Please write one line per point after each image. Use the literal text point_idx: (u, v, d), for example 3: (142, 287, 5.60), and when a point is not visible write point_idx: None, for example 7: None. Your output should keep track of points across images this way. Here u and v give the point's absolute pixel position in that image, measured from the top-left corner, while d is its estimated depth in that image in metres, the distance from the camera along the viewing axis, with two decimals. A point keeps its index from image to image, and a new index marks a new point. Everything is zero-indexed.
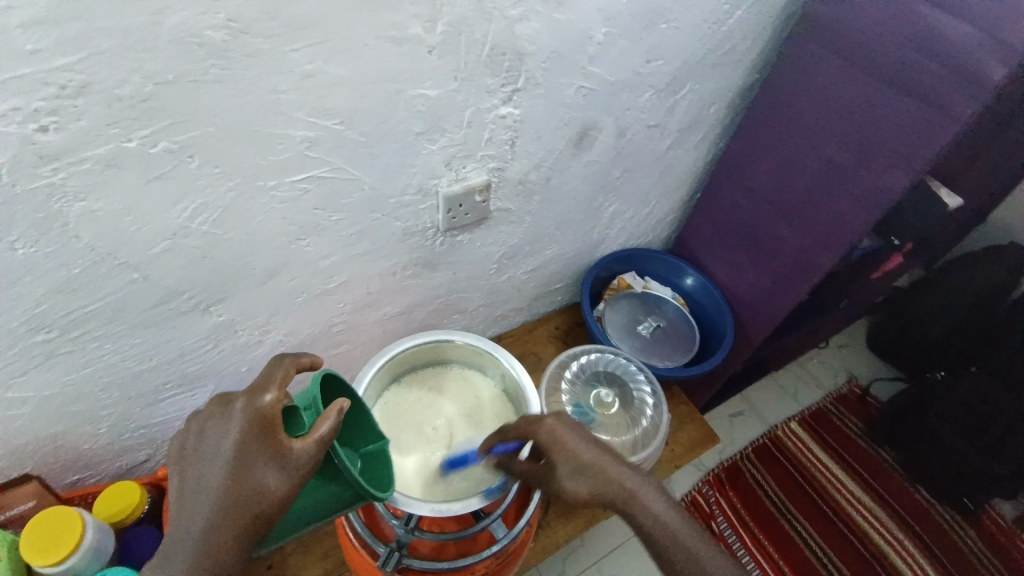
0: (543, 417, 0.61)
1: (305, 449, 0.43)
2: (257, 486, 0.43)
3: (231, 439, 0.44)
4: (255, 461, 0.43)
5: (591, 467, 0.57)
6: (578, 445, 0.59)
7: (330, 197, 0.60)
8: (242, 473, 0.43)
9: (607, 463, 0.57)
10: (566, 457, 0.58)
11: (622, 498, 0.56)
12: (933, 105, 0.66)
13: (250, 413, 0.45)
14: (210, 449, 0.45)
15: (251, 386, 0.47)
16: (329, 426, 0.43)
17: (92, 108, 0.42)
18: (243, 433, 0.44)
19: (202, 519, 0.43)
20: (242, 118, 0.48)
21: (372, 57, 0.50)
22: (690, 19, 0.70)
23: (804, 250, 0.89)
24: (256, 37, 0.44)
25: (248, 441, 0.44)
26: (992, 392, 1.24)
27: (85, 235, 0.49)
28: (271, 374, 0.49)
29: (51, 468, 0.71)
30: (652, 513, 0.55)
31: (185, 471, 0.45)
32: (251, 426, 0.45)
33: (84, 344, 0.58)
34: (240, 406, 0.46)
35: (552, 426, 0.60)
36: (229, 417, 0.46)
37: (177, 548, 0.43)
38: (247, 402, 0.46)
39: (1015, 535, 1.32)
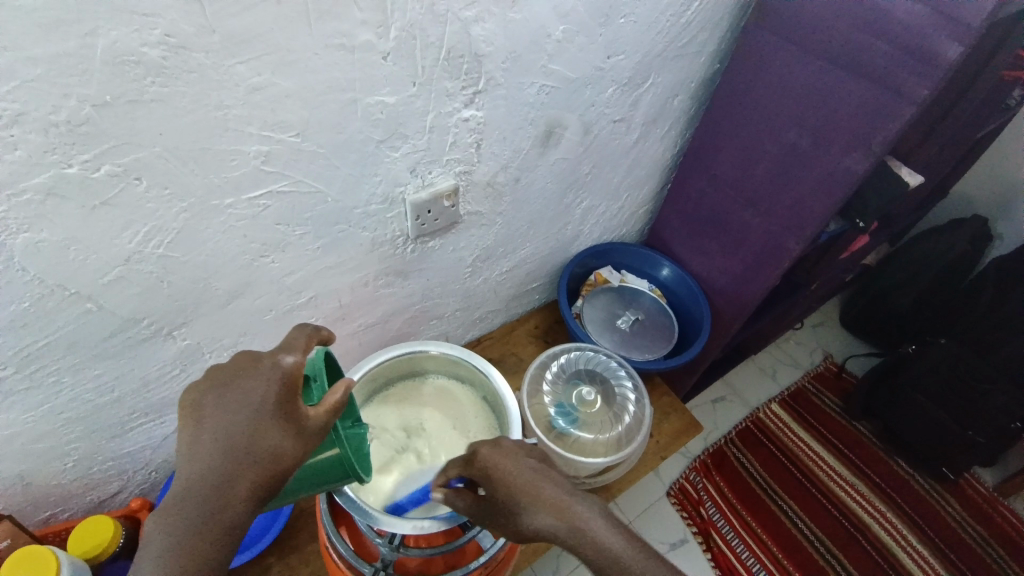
0: (478, 447, 0.56)
1: (318, 417, 0.46)
2: (283, 439, 0.45)
3: (258, 398, 0.46)
4: (285, 420, 0.45)
5: (531, 494, 0.51)
6: (513, 474, 0.53)
7: (291, 211, 0.58)
8: (267, 430, 0.45)
9: (548, 488, 0.52)
10: (505, 487, 0.52)
11: (567, 525, 0.50)
12: (886, 88, 0.68)
13: (279, 375, 0.47)
14: (233, 401, 0.46)
15: (278, 349, 0.49)
16: (342, 394, 0.47)
17: (27, 137, 0.40)
18: (270, 391, 0.46)
19: (222, 467, 0.44)
20: (189, 138, 0.46)
21: (322, 67, 0.49)
22: (648, 13, 0.70)
23: (771, 236, 0.90)
24: (197, 51, 0.42)
25: (277, 401, 0.46)
26: (961, 357, 1.24)
27: (33, 268, 0.46)
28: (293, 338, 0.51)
29: (17, 508, 0.68)
30: (598, 541, 0.49)
31: (199, 421, 0.45)
32: (278, 385, 0.46)
33: (41, 380, 0.55)
34: (267, 368, 0.47)
35: (485, 456, 0.55)
36: (257, 373, 0.47)
37: (189, 494, 0.43)
38: (275, 363, 0.48)
39: (990, 498, 1.37)
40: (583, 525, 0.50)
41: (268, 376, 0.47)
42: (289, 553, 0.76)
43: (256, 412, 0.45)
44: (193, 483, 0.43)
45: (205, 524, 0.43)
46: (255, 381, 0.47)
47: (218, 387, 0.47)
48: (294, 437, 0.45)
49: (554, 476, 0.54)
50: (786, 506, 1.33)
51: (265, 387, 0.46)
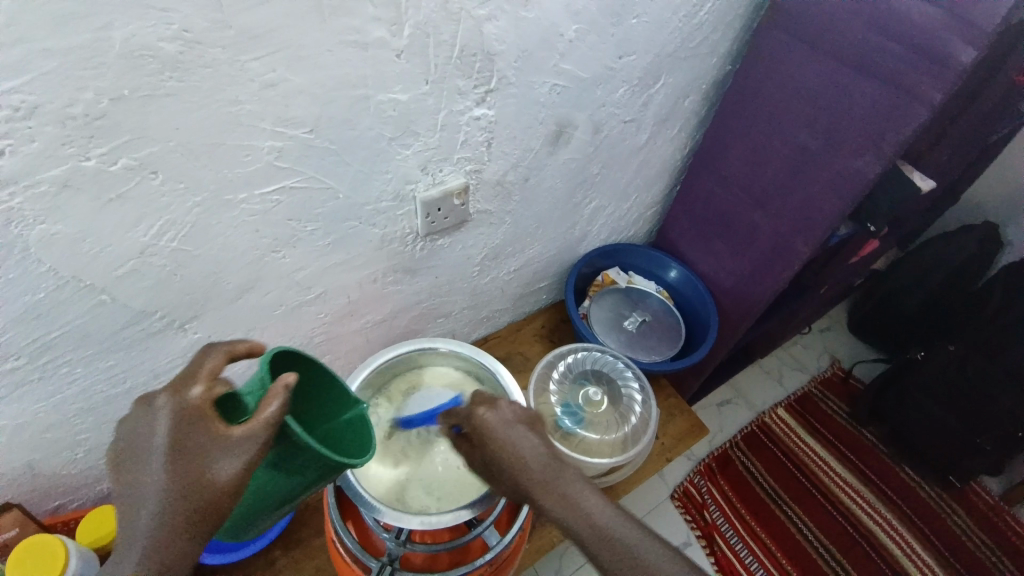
0: (476, 407, 0.56)
1: (252, 436, 0.39)
2: (200, 474, 0.41)
3: (162, 433, 0.42)
4: (193, 451, 0.41)
5: (519, 465, 0.53)
6: (507, 439, 0.54)
7: (302, 207, 0.58)
8: (180, 469, 0.41)
9: (537, 461, 0.53)
10: (496, 452, 0.54)
11: (552, 496, 0.52)
12: (900, 90, 0.67)
13: (177, 405, 0.42)
14: (144, 445, 0.43)
15: (175, 379, 0.44)
16: (276, 408, 0.39)
17: (44, 129, 0.40)
18: (172, 428, 0.42)
19: (147, 514, 0.41)
20: (203, 133, 0.47)
21: (336, 63, 0.49)
22: (659, 12, 0.70)
23: (780, 237, 0.89)
24: (213, 47, 0.42)
25: (180, 431, 0.42)
26: (969, 360, 1.23)
27: (47, 259, 0.47)
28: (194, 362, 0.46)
29: (28, 497, 0.69)
30: (581, 514, 0.51)
31: (124, 475, 0.43)
32: (180, 420, 0.42)
33: (54, 370, 0.56)
34: (164, 400, 0.43)
35: (481, 418, 0.56)
36: (155, 415, 0.43)
37: (128, 545, 0.41)
38: (174, 392, 0.43)
39: (998, 506, 1.36)
40: (568, 498, 0.52)
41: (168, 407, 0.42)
42: (294, 547, 0.77)
43: (167, 446, 0.41)
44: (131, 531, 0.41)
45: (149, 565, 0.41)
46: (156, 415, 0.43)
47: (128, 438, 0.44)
48: (207, 462, 0.41)
49: (548, 446, 0.55)
50: (790, 510, 1.32)
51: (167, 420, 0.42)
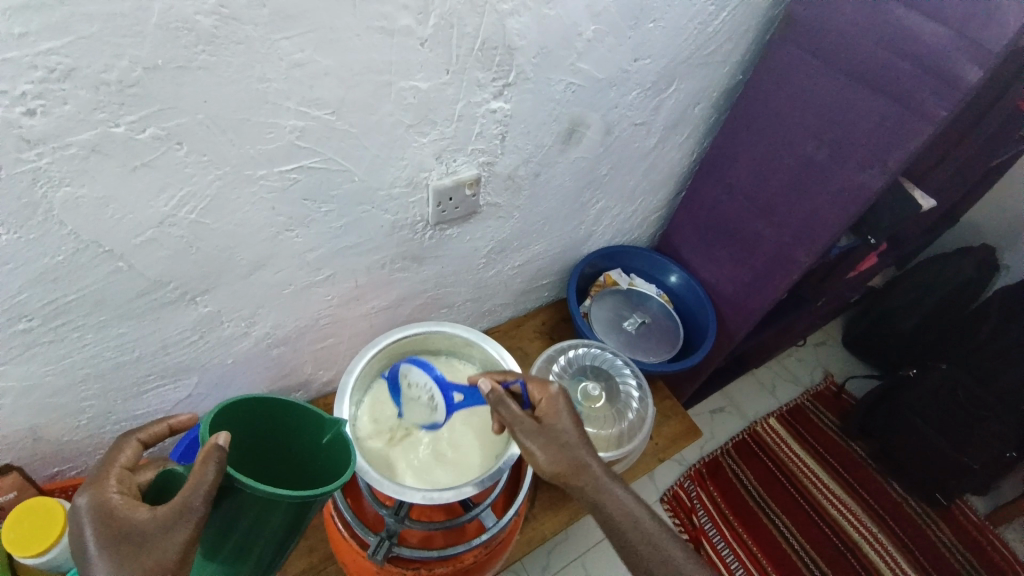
0: (551, 383, 0.63)
1: (191, 496, 0.41)
2: (147, 554, 0.41)
3: (90, 528, 0.43)
4: (130, 536, 0.42)
5: (577, 447, 0.59)
6: (569, 421, 0.61)
7: (319, 187, 0.59)
8: (130, 556, 0.41)
9: (589, 451, 0.60)
10: (559, 429, 0.60)
11: (598, 483, 0.58)
12: (906, 106, 0.69)
13: (97, 503, 0.43)
14: (79, 549, 0.43)
15: (90, 480, 0.45)
16: (211, 468, 0.41)
17: (78, 92, 0.41)
18: (97, 527, 0.42)
19: None
20: (229, 107, 0.48)
21: (361, 48, 0.50)
22: (676, 18, 0.72)
23: (782, 247, 0.91)
24: (246, 24, 0.44)
25: (110, 522, 0.43)
26: (960, 383, 1.27)
27: (69, 222, 0.48)
28: (111, 457, 0.48)
29: (29, 461, 0.69)
30: (623, 505, 0.58)
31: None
32: (103, 519, 0.43)
33: (66, 334, 0.57)
34: (83, 498, 0.44)
35: (555, 394, 0.62)
36: (78, 519, 0.43)
37: None
38: (95, 487, 0.44)
39: (983, 526, 1.37)
40: (612, 487, 0.58)
41: (96, 500, 0.44)
42: None
43: (101, 535, 0.42)
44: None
45: None
46: (83, 508, 0.44)
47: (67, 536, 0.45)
48: (146, 536, 0.42)
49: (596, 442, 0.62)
50: (777, 519, 1.33)
51: (98, 511, 0.43)
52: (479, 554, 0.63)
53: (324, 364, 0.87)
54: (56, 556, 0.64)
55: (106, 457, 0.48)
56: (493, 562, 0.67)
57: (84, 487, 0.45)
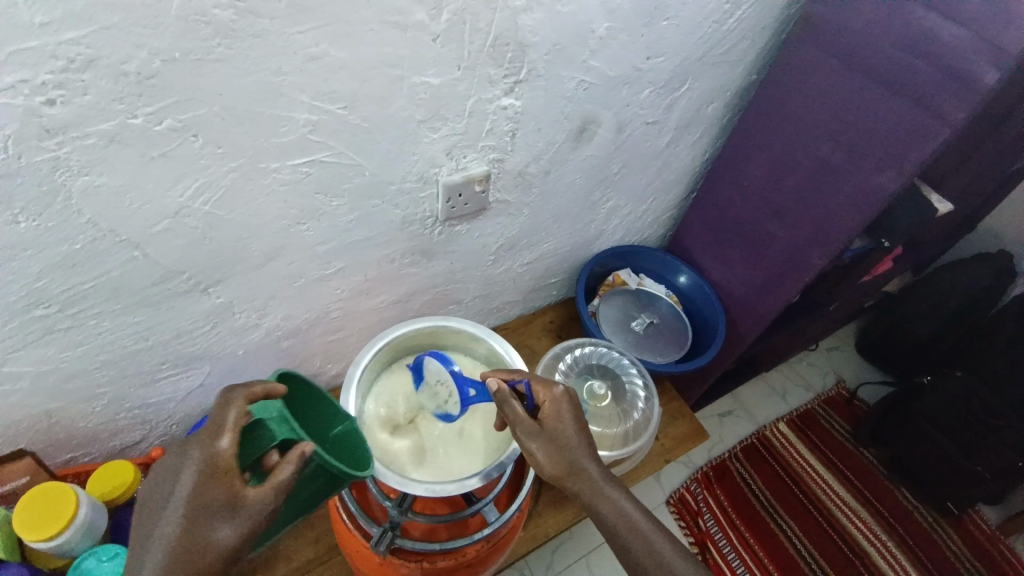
0: (554, 385, 0.64)
1: (261, 497, 0.43)
2: (209, 535, 0.43)
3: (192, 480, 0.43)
4: (207, 511, 0.43)
5: (575, 449, 0.59)
6: (569, 422, 0.61)
7: (331, 181, 0.60)
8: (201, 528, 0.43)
9: (587, 454, 0.60)
10: (560, 431, 0.60)
11: (594, 487, 0.58)
12: (923, 107, 0.68)
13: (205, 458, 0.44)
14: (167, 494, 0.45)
15: (207, 429, 0.45)
16: (289, 471, 0.43)
17: (98, 83, 0.42)
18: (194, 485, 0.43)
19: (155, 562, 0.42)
20: (245, 99, 0.48)
21: (376, 42, 0.51)
22: (690, 16, 0.71)
23: (795, 249, 0.90)
24: (262, 17, 0.44)
25: (202, 490, 0.43)
26: (976, 393, 1.22)
27: (87, 211, 0.49)
28: (222, 411, 0.46)
29: (45, 446, 0.71)
30: (620, 510, 0.57)
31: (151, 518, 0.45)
32: (202, 479, 0.43)
33: (82, 321, 0.58)
34: (199, 446, 0.44)
35: (557, 396, 0.62)
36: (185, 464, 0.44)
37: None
38: (209, 438, 0.45)
39: (998, 538, 1.34)
40: (609, 492, 0.58)
41: (199, 473, 0.44)
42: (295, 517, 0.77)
43: (192, 510, 0.43)
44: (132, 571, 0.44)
45: None
46: (189, 475, 0.44)
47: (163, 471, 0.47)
48: (212, 531, 0.43)
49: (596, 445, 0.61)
50: (785, 524, 1.32)
51: (199, 484, 0.43)
52: (482, 548, 0.64)
53: (334, 357, 0.88)
54: (65, 542, 0.65)
55: (218, 411, 0.47)
56: (495, 557, 0.67)
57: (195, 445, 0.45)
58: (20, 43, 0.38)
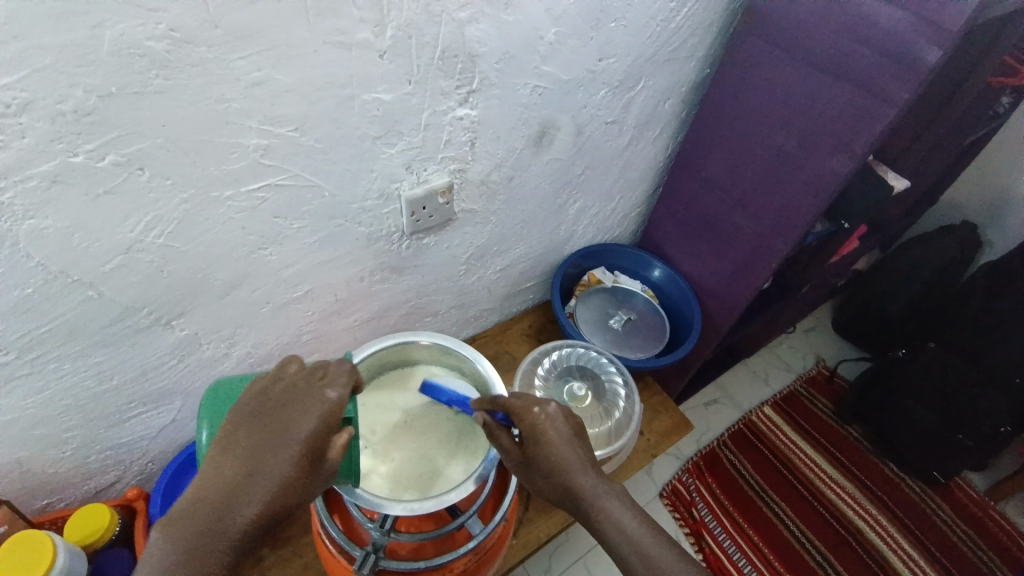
0: (531, 406, 0.61)
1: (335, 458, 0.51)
2: (306, 474, 0.49)
3: (313, 420, 0.50)
4: (316, 451, 0.50)
5: (565, 467, 0.59)
6: (553, 443, 0.59)
7: (289, 205, 0.59)
8: (298, 467, 0.49)
9: (579, 468, 0.59)
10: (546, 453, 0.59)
11: (590, 501, 0.58)
12: (868, 91, 0.69)
13: (329, 406, 0.51)
14: (269, 427, 0.50)
15: (328, 383, 0.53)
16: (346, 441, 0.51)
17: (35, 125, 0.41)
18: (313, 424, 0.50)
19: (245, 487, 0.47)
20: (190, 130, 0.48)
21: (320, 63, 0.50)
22: (637, 16, 0.72)
23: (760, 237, 0.92)
24: (200, 46, 0.44)
25: (319, 431, 0.50)
26: (949, 363, 1.28)
27: (36, 254, 0.48)
28: (332, 377, 0.54)
29: (14, 497, 0.68)
30: (618, 525, 0.56)
31: (229, 445, 0.49)
32: (321, 421, 0.50)
33: (42, 366, 0.57)
34: (324, 394, 0.52)
35: (536, 418, 0.60)
36: (303, 405, 0.51)
37: (207, 503, 0.46)
38: (335, 390, 0.53)
39: (982, 502, 1.38)
40: (604, 505, 0.57)
41: (314, 424, 0.50)
42: (282, 545, 0.76)
43: (294, 453, 0.49)
44: (204, 490, 0.47)
45: (218, 529, 0.46)
46: (297, 424, 0.50)
47: (256, 407, 0.51)
48: (295, 474, 0.49)
49: (587, 455, 0.60)
50: (777, 507, 1.33)
51: (309, 433, 0.50)
52: (468, 563, 0.63)
53: None
54: None
55: (326, 379, 0.54)
56: (486, 568, 0.67)
57: (308, 400, 0.51)
58: None
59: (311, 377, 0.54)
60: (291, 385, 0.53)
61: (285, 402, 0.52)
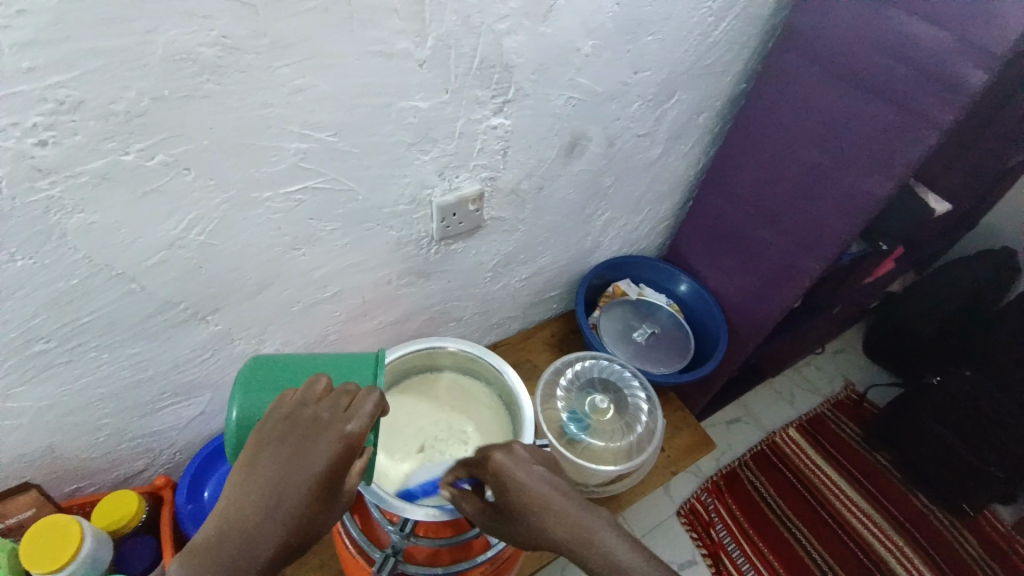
0: (491, 452, 0.56)
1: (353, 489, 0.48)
2: (323, 511, 0.47)
3: (329, 460, 0.46)
4: (332, 490, 0.47)
5: (542, 505, 0.52)
6: (525, 483, 0.53)
7: (323, 207, 0.61)
8: (315, 506, 0.46)
9: (559, 501, 0.52)
10: (519, 495, 0.52)
11: (576, 536, 0.50)
12: (908, 111, 0.68)
13: (348, 444, 0.47)
14: (287, 461, 0.46)
15: (350, 415, 0.48)
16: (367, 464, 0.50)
17: (88, 123, 0.43)
18: (330, 464, 0.46)
19: (260, 525, 0.44)
20: (233, 133, 0.49)
21: (361, 71, 0.51)
22: (674, 30, 0.72)
23: (790, 255, 0.90)
24: (248, 53, 0.45)
25: (336, 471, 0.46)
26: (980, 391, 1.23)
27: (83, 247, 0.50)
28: (359, 404, 0.49)
29: (48, 479, 0.71)
30: (611, 559, 0.48)
31: (245, 478, 0.45)
32: (339, 459, 0.46)
33: (82, 354, 0.59)
34: (344, 429, 0.47)
35: (500, 463, 0.55)
36: (322, 440, 0.46)
37: (224, 540, 0.44)
38: (356, 426, 0.47)
39: (1014, 538, 1.32)
40: (595, 537, 0.49)
41: (331, 461, 0.46)
42: None
43: (309, 492, 0.45)
44: (222, 524, 0.44)
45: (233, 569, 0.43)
46: (316, 461, 0.46)
47: (278, 434, 0.46)
48: (314, 512, 0.46)
49: (566, 487, 0.53)
50: (798, 532, 1.30)
51: (325, 471, 0.46)
52: (485, 569, 0.64)
53: None
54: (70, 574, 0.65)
55: (352, 406, 0.49)
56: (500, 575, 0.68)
57: (333, 430, 0.47)
58: (7, 89, 0.39)
59: (337, 401, 0.49)
60: (316, 408, 0.48)
61: (304, 432, 0.46)
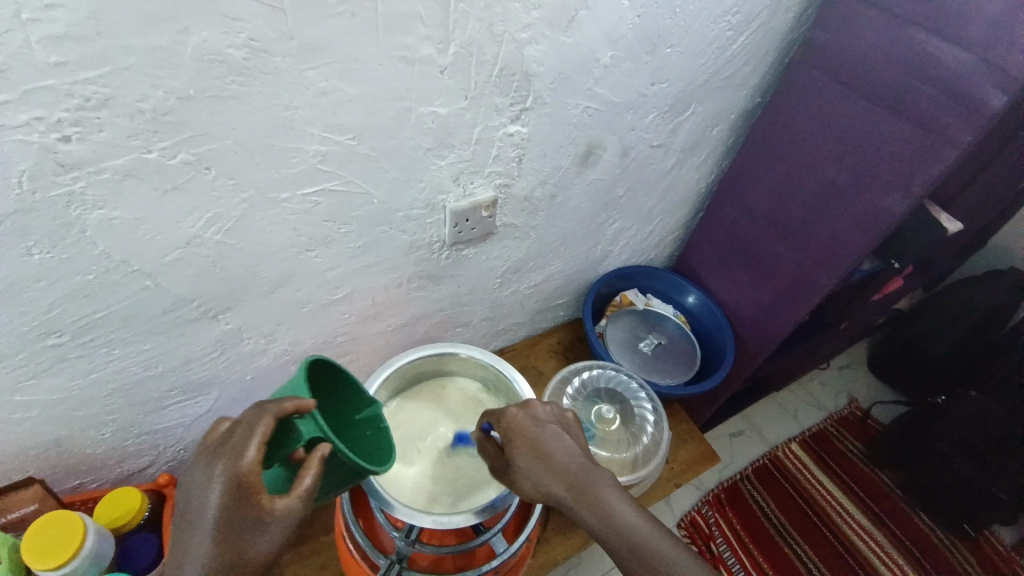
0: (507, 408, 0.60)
1: (289, 508, 0.45)
2: (251, 546, 0.44)
3: (216, 499, 0.44)
4: (241, 525, 0.44)
5: (547, 460, 0.56)
6: (538, 439, 0.57)
7: (339, 209, 0.61)
8: (238, 544, 0.44)
9: (563, 458, 0.56)
10: (526, 451, 0.57)
11: (576, 489, 0.55)
12: (929, 130, 0.68)
13: (231, 477, 0.44)
14: (193, 510, 0.45)
15: (233, 446, 0.46)
16: (311, 478, 0.45)
17: (114, 120, 0.43)
18: (220, 503, 0.44)
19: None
20: (256, 134, 0.49)
21: (385, 76, 0.52)
22: (693, 43, 0.72)
23: (803, 270, 0.90)
24: (275, 56, 0.45)
25: (232, 510, 0.44)
26: (991, 412, 1.24)
27: (100, 243, 0.50)
28: (250, 426, 0.46)
29: (52, 473, 0.70)
30: (606, 513, 0.54)
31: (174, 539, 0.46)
32: (228, 496, 0.44)
33: (94, 350, 0.59)
34: (222, 465, 0.45)
35: (515, 419, 0.59)
36: (209, 481, 0.45)
37: None
38: (233, 458, 0.45)
39: (1014, 560, 1.31)
40: (594, 494, 0.55)
41: (222, 498, 0.44)
42: (301, 543, 0.77)
43: (216, 536, 0.44)
44: None
45: None
46: (208, 505, 0.44)
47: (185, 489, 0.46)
48: (238, 550, 0.44)
49: (575, 446, 0.58)
50: (800, 549, 1.29)
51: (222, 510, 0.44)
52: None
53: None
54: (72, 571, 0.65)
55: (241, 434, 0.46)
56: None
57: (219, 468, 0.45)
58: (35, 83, 0.39)
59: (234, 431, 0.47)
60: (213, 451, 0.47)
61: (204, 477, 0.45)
